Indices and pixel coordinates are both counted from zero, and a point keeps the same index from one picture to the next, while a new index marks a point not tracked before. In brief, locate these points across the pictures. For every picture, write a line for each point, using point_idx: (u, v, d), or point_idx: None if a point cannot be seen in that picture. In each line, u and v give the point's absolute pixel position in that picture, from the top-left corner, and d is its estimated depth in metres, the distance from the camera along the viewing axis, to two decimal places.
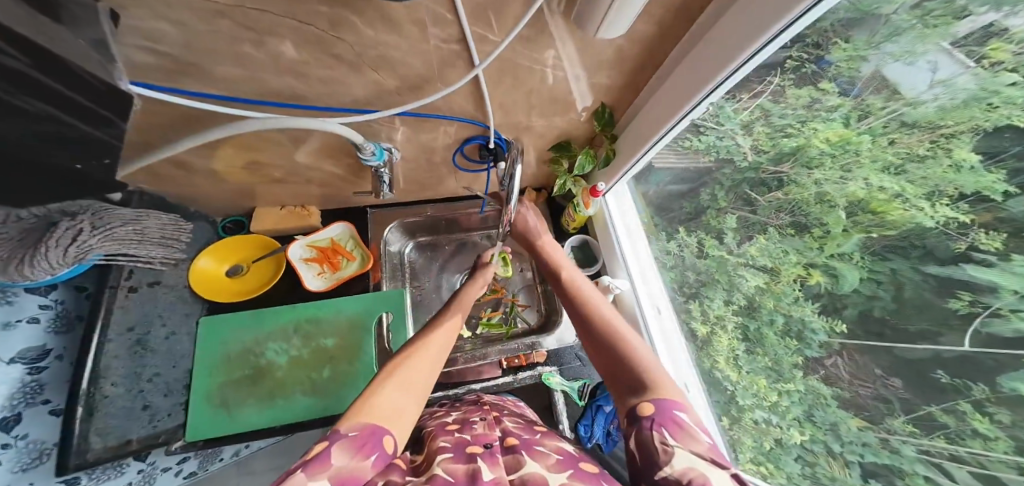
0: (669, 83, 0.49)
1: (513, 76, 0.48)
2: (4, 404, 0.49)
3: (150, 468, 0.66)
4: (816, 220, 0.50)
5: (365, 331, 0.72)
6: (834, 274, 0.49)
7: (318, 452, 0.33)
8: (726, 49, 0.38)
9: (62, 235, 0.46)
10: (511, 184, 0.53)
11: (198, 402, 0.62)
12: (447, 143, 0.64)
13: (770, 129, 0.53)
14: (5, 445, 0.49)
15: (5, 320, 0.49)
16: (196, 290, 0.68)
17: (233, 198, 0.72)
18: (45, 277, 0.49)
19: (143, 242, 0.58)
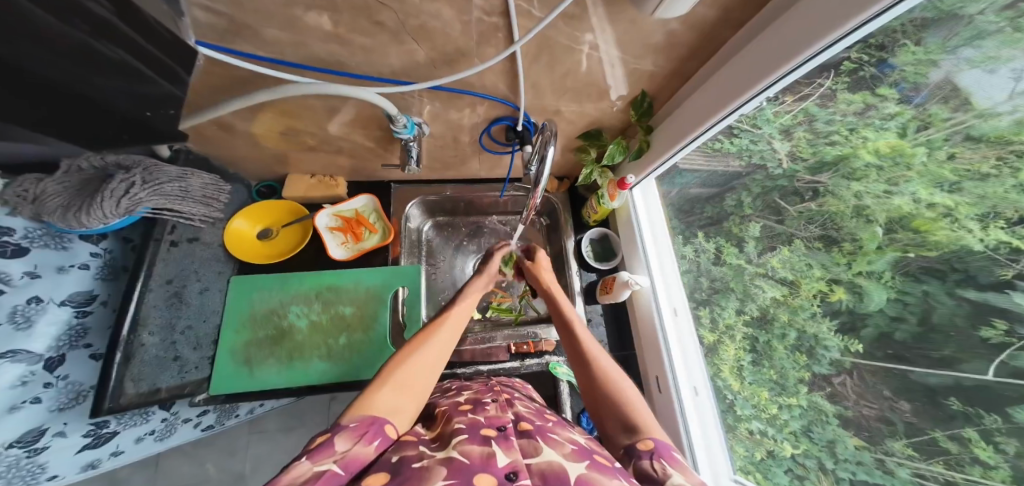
0: (717, 77, 0.46)
1: (550, 56, 0.46)
2: (52, 344, 0.51)
3: (171, 418, 0.68)
4: (848, 235, 0.48)
5: (382, 304, 0.73)
6: (859, 292, 0.47)
7: (321, 442, 0.33)
8: (790, 42, 0.35)
9: (116, 188, 0.49)
10: (541, 168, 0.51)
11: (223, 356, 0.65)
12: (474, 122, 0.63)
13: (813, 135, 0.50)
14: (47, 383, 0.50)
15: (59, 264, 0.52)
16: (229, 248, 0.71)
17: (268, 164, 0.73)
18: (98, 225, 0.51)
19: (187, 200, 0.60)
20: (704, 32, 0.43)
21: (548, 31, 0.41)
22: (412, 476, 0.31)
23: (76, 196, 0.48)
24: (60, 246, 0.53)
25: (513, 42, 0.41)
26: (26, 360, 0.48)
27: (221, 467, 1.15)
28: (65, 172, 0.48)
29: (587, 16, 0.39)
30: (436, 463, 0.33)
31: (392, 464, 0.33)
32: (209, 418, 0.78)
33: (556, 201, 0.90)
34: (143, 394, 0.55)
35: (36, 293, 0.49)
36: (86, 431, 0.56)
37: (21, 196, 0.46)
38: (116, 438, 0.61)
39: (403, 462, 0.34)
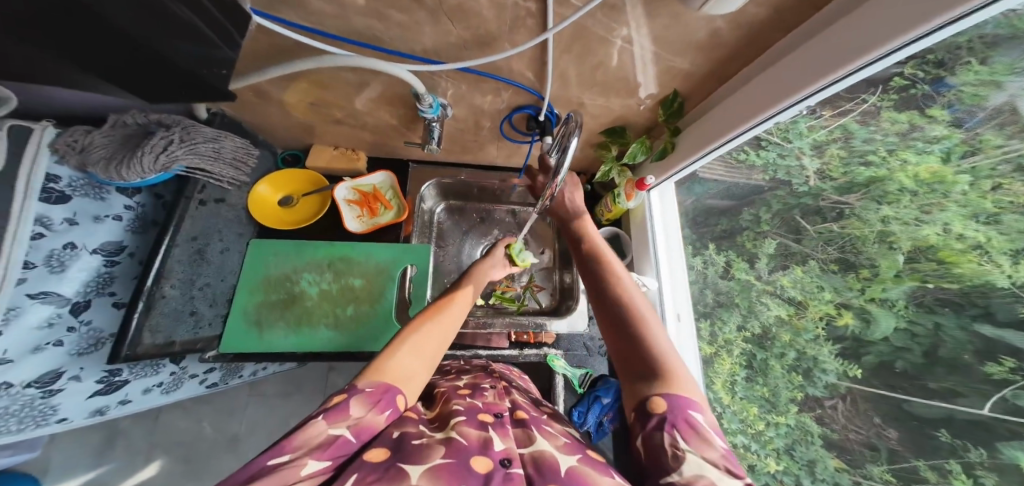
0: (756, 82, 0.45)
1: (583, 46, 0.45)
2: (78, 289, 0.52)
3: (180, 372, 0.69)
4: (866, 260, 0.47)
5: (389, 279, 0.76)
6: (866, 318, 0.46)
7: (337, 403, 0.34)
8: (842, 53, 0.34)
9: (157, 144, 0.51)
10: (562, 158, 0.49)
11: (236, 316, 0.67)
12: (498, 108, 0.62)
13: (847, 153, 0.48)
14: (71, 327, 0.52)
15: (96, 213, 0.54)
16: (251, 211, 0.73)
17: (292, 134, 0.74)
18: (135, 180, 0.53)
19: (217, 161, 0.61)
20: (751, 32, 0.41)
21: (586, 20, 0.40)
22: (412, 452, 0.32)
23: (120, 150, 0.50)
24: (99, 196, 0.54)
25: (546, 30, 0.40)
26: (56, 303, 0.50)
27: (218, 426, 1.20)
28: (111, 126, 0.51)
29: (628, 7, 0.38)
30: (435, 442, 0.34)
31: (394, 438, 0.35)
32: (214, 376, 0.78)
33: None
34: (158, 345, 0.56)
35: (71, 240, 0.51)
36: (99, 378, 0.57)
37: (69, 146, 0.48)
38: (126, 386, 0.62)
39: (404, 437, 0.35)
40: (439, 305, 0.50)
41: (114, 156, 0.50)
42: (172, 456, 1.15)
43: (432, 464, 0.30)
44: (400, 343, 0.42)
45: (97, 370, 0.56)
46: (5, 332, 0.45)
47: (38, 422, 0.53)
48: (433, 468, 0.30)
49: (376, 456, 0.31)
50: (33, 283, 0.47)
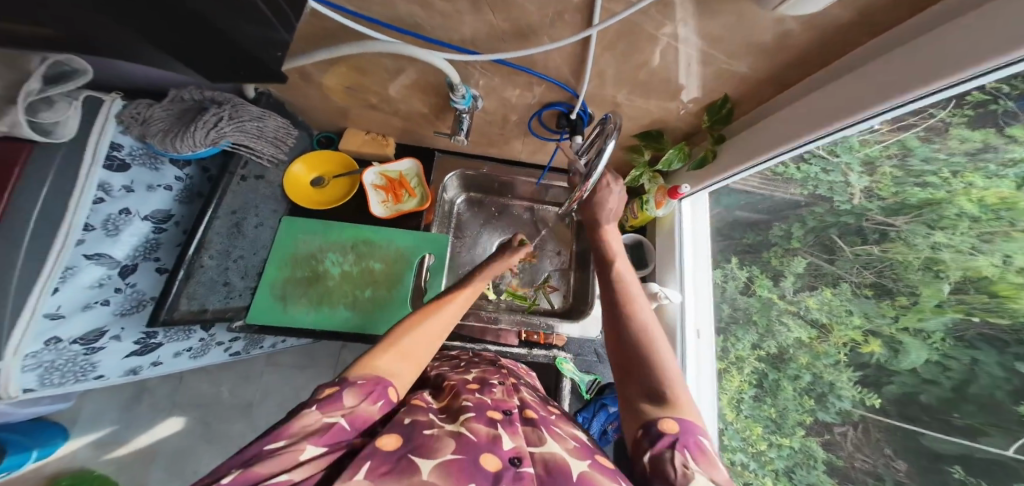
0: (813, 94, 0.42)
1: (628, 44, 0.43)
2: (128, 253, 0.54)
3: (208, 339, 0.72)
4: (906, 288, 0.44)
5: (407, 267, 0.77)
6: (895, 348, 0.45)
7: (329, 395, 0.34)
8: (907, 77, 0.31)
9: (208, 119, 0.52)
10: (596, 162, 0.48)
11: (264, 288, 0.70)
12: (529, 103, 0.60)
13: (900, 172, 0.45)
14: (118, 288, 0.53)
15: (149, 182, 0.55)
16: (286, 191, 0.75)
17: (327, 117, 0.76)
18: (188, 152, 0.54)
19: (260, 139, 0.61)
20: (820, 35, 0.38)
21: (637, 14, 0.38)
22: (422, 444, 0.32)
23: (177, 124, 0.52)
24: (153, 165, 0.55)
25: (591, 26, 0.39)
26: (107, 265, 0.51)
27: (235, 391, 1.26)
28: (171, 101, 0.53)
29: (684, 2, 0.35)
30: (445, 435, 0.35)
31: (404, 425, 0.35)
32: (236, 345, 0.82)
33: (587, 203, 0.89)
34: (193, 311, 0.58)
35: (125, 206, 0.52)
36: (137, 339, 0.59)
37: (133, 117, 0.50)
38: (160, 349, 0.64)
39: (415, 426, 0.35)
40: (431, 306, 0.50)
41: (172, 128, 0.52)
42: (191, 415, 1.23)
43: (442, 459, 0.31)
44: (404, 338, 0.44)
45: (137, 330, 0.59)
46: (61, 289, 0.47)
47: (76, 379, 0.55)
48: (444, 464, 0.30)
49: (389, 444, 0.31)
50: (92, 244, 0.49)
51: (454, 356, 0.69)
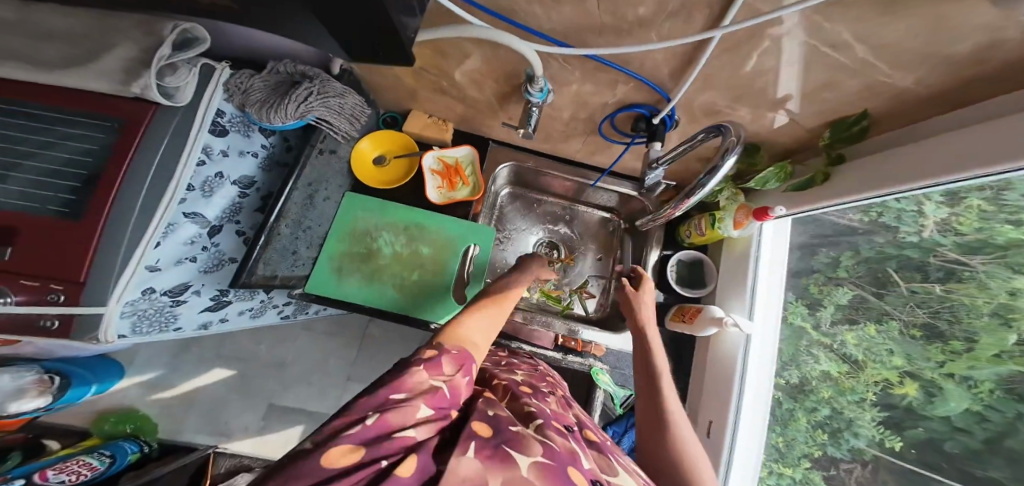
0: (895, 151, 0.40)
1: (759, 46, 0.37)
2: (220, 214, 0.60)
3: (265, 302, 0.75)
4: (956, 332, 0.46)
5: (453, 255, 0.78)
6: (932, 392, 0.47)
7: (433, 360, 0.38)
8: (999, 145, 0.29)
9: (301, 93, 0.57)
10: (704, 178, 0.42)
11: (324, 258, 0.73)
12: (606, 102, 0.53)
13: (993, 203, 0.40)
14: (206, 246, 0.59)
15: (243, 149, 0.61)
16: (351, 166, 0.78)
17: (395, 96, 0.77)
18: (278, 123, 0.59)
19: (340, 116, 0.64)
20: (998, 69, 0.31)
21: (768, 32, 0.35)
22: (513, 438, 0.32)
23: (272, 95, 0.57)
24: (245, 132, 0.61)
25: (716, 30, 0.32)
26: (199, 223, 0.57)
27: (272, 349, 1.32)
28: (269, 73, 0.59)
29: (832, 26, 0.32)
30: (529, 436, 0.34)
31: (489, 416, 0.35)
32: (287, 309, 0.84)
33: (637, 207, 0.87)
34: (265, 277, 0.60)
35: (221, 170, 0.57)
36: (212, 295, 0.64)
37: (238, 86, 0.56)
38: (228, 306, 0.69)
39: (499, 419, 0.35)
40: (490, 296, 0.55)
41: (267, 100, 0.57)
42: (229, 367, 1.30)
43: (536, 459, 0.30)
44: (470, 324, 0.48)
45: (214, 287, 0.64)
46: (164, 243, 0.52)
47: (161, 326, 0.60)
48: (537, 463, 0.29)
49: (481, 430, 0.32)
50: (191, 204, 0.54)
51: (492, 352, 0.68)
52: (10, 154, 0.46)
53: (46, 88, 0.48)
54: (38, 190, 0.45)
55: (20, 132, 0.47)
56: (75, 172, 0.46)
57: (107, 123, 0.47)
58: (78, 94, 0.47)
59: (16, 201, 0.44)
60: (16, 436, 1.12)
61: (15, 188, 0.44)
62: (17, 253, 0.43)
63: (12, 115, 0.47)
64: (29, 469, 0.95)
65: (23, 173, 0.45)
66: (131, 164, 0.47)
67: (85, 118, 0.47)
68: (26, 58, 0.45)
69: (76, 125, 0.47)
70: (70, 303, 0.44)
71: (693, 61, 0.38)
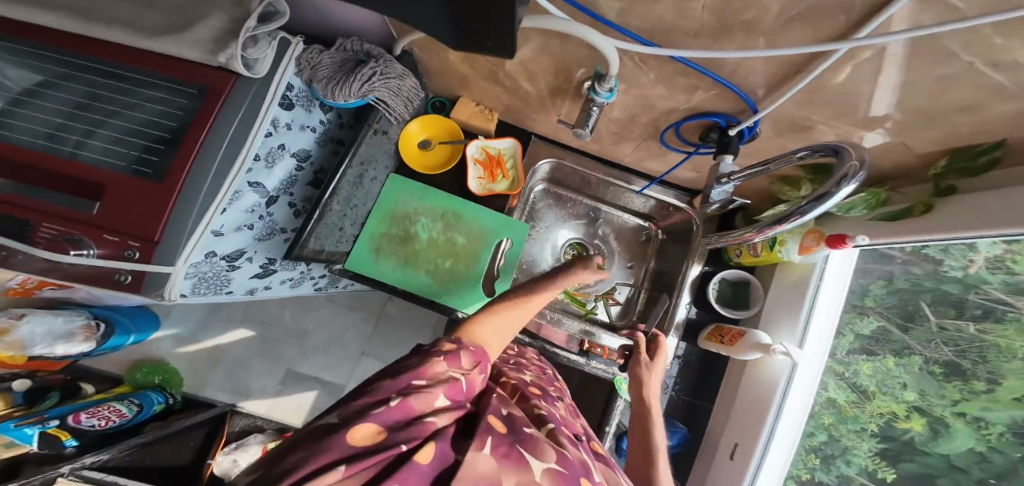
0: (989, 192, 0.37)
1: (875, 72, 0.33)
2: (281, 184, 0.64)
3: (304, 273, 0.78)
4: (976, 376, 0.52)
5: (487, 246, 0.79)
6: (938, 431, 0.56)
7: (450, 351, 0.37)
8: None
9: (365, 72, 0.59)
10: (807, 206, 0.34)
11: (364, 237, 0.74)
12: (675, 108, 0.51)
13: None
14: (264, 215, 0.62)
15: (303, 123, 0.65)
16: (399, 148, 0.78)
17: (447, 81, 0.77)
18: (341, 101, 0.62)
19: (398, 99, 0.66)
20: None
21: (876, 64, 0.32)
22: (527, 440, 0.31)
23: (337, 73, 0.61)
24: (308, 107, 0.65)
25: (838, 46, 0.29)
26: (259, 193, 0.60)
27: (296, 316, 1.36)
28: (337, 51, 0.62)
29: (970, 58, 0.27)
30: (545, 439, 0.33)
31: (504, 415, 0.34)
32: (320, 282, 0.86)
33: (677, 217, 0.86)
34: (314, 251, 0.62)
35: (283, 142, 0.62)
36: (261, 264, 0.67)
37: (309, 62, 0.60)
38: (275, 274, 0.72)
39: (513, 419, 0.34)
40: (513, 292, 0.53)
41: (333, 78, 0.60)
42: (253, 329, 1.35)
43: (549, 465, 0.29)
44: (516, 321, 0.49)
45: (267, 254, 0.67)
46: (230, 208, 0.55)
47: (218, 290, 0.63)
48: (552, 470, 0.28)
49: (497, 426, 0.31)
50: (255, 173, 0.57)
51: (502, 348, 0.67)
52: (103, 114, 0.53)
53: (124, 51, 0.52)
54: (121, 148, 0.51)
55: (112, 94, 0.54)
56: (156, 132, 0.52)
57: (189, 89, 0.52)
58: (161, 59, 0.52)
59: (98, 155, 0.49)
60: (57, 377, 1.19)
61: (100, 144, 0.50)
62: (102, 207, 0.47)
63: (103, 79, 0.54)
64: (63, 411, 1.00)
65: (109, 131, 0.52)
66: (210, 130, 0.51)
67: (164, 82, 0.53)
68: (132, 25, 0.49)
69: (159, 90, 0.53)
70: (144, 260, 0.48)
71: (793, 74, 0.36)
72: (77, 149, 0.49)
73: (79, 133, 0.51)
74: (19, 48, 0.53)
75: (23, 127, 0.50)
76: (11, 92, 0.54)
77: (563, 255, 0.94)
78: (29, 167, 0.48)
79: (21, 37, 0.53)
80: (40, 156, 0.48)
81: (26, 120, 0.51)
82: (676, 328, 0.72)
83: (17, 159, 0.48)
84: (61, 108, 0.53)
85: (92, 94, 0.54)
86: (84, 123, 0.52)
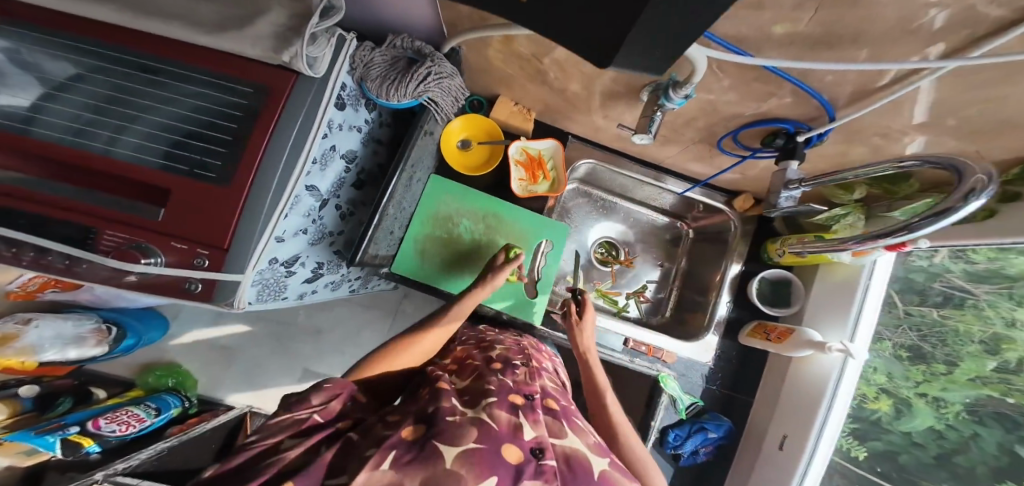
0: None
1: (981, 84, 0.33)
2: (331, 186, 0.63)
3: (342, 275, 0.77)
4: (939, 360, 0.65)
5: (526, 248, 0.79)
6: (902, 410, 0.68)
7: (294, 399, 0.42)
8: None
9: (421, 71, 0.58)
10: (920, 225, 0.38)
11: (408, 241, 0.74)
12: (741, 114, 0.51)
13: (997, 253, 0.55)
14: (317, 218, 0.61)
15: (351, 123, 0.63)
16: (440, 147, 0.78)
17: (488, 81, 0.75)
18: (395, 101, 0.61)
19: (448, 98, 0.64)
20: None
21: (992, 75, 0.32)
22: (441, 431, 0.36)
23: (391, 71, 0.60)
24: (356, 107, 0.63)
25: (962, 60, 0.29)
26: (314, 197, 0.59)
27: (311, 314, 1.33)
28: (388, 48, 0.60)
29: None
30: (465, 423, 0.38)
31: (428, 414, 0.39)
32: (356, 283, 0.86)
33: (714, 218, 0.86)
34: (370, 255, 0.62)
35: (335, 143, 0.60)
36: (312, 268, 0.66)
37: (362, 60, 0.58)
38: (322, 277, 0.72)
39: (437, 413, 0.39)
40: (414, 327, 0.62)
41: (387, 76, 0.59)
42: (268, 328, 1.32)
43: (465, 447, 0.34)
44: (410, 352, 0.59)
45: (318, 257, 0.67)
46: (292, 213, 0.54)
47: (276, 298, 0.63)
48: (465, 452, 0.33)
49: (409, 434, 0.36)
50: (311, 176, 0.56)
51: (479, 333, 0.73)
52: (132, 108, 0.51)
53: (151, 39, 0.50)
54: (154, 144, 0.49)
55: (141, 86, 0.52)
56: (192, 127, 0.51)
57: (234, 84, 0.51)
58: (204, 53, 0.50)
59: (131, 152, 0.48)
60: (65, 382, 1.12)
61: (134, 140, 0.49)
62: (167, 213, 0.46)
63: (128, 70, 0.51)
64: (83, 416, 0.96)
65: (143, 126, 0.50)
66: (274, 131, 0.49)
67: (201, 75, 0.51)
68: (191, 21, 0.47)
69: (193, 83, 0.51)
70: (214, 268, 0.47)
71: (895, 81, 0.36)
72: (110, 146, 0.48)
73: (111, 129, 0.49)
74: (35, 36, 0.50)
75: (48, 122, 0.48)
76: (42, 85, 0.52)
77: (593, 254, 0.96)
78: (65, 166, 0.47)
79: (35, 24, 0.50)
80: (66, 151, 0.46)
81: (53, 115, 0.49)
82: (716, 326, 0.75)
83: (45, 155, 0.46)
84: (87, 101, 0.51)
85: (120, 86, 0.52)
86: (114, 118, 0.50)
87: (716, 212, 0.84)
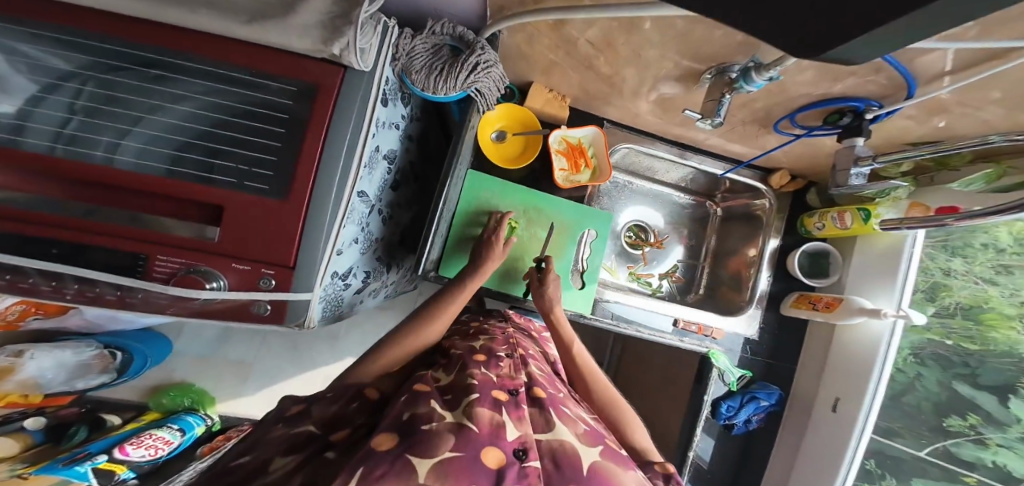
0: None
1: None
2: (377, 190, 0.59)
3: (386, 277, 0.75)
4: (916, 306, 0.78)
5: (570, 239, 0.78)
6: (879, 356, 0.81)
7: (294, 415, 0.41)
8: None
9: (469, 62, 0.54)
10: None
11: (453, 242, 0.74)
12: (808, 94, 0.51)
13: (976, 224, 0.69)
14: (365, 224, 0.58)
15: (392, 121, 0.59)
16: (478, 139, 0.75)
17: (525, 68, 0.70)
18: (441, 94, 0.58)
19: (495, 86, 0.60)
20: None
21: None
22: (418, 441, 0.34)
23: (435, 61, 0.55)
24: (395, 101, 0.59)
25: None
26: (363, 203, 0.55)
27: None
28: (428, 36, 0.55)
29: None
30: (445, 430, 0.36)
31: (402, 422, 0.37)
32: (391, 288, 0.83)
33: (743, 198, 0.88)
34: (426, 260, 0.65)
35: (379, 144, 0.56)
36: (364, 273, 0.64)
37: (405, 50, 0.54)
38: (368, 285, 0.68)
39: (413, 421, 0.37)
40: (406, 325, 0.62)
41: (433, 67, 0.55)
42: None
43: (439, 459, 0.32)
44: (390, 350, 0.58)
45: (367, 264, 0.64)
46: (349, 222, 0.51)
47: (335, 313, 0.61)
48: (441, 462, 0.32)
49: (383, 443, 0.33)
50: (362, 182, 0.53)
51: (468, 322, 0.75)
52: (131, 109, 0.42)
53: (147, 26, 0.41)
54: (167, 151, 0.43)
55: (138, 82, 0.43)
56: (211, 128, 0.44)
57: (267, 80, 0.44)
58: (216, 42, 0.42)
59: (136, 159, 0.42)
60: (73, 410, 0.96)
61: (139, 144, 0.42)
62: (223, 233, 0.43)
63: (121, 63, 0.42)
64: (107, 444, 0.89)
65: (148, 129, 0.43)
66: (326, 137, 0.45)
67: (225, 71, 0.43)
68: (220, 6, 0.39)
69: (210, 79, 0.44)
70: (282, 288, 0.45)
71: (1010, 52, 0.35)
72: (113, 154, 0.41)
73: (111, 134, 0.42)
74: None
75: (35, 130, 0.40)
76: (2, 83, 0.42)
77: (621, 238, 0.93)
78: (68, 179, 0.41)
79: None
80: (64, 164, 0.40)
81: (40, 121, 0.41)
82: (758, 300, 0.79)
83: (42, 170, 0.40)
84: (70, 101, 0.42)
85: (111, 83, 0.42)
86: (112, 122, 0.42)
87: (750, 191, 0.85)
